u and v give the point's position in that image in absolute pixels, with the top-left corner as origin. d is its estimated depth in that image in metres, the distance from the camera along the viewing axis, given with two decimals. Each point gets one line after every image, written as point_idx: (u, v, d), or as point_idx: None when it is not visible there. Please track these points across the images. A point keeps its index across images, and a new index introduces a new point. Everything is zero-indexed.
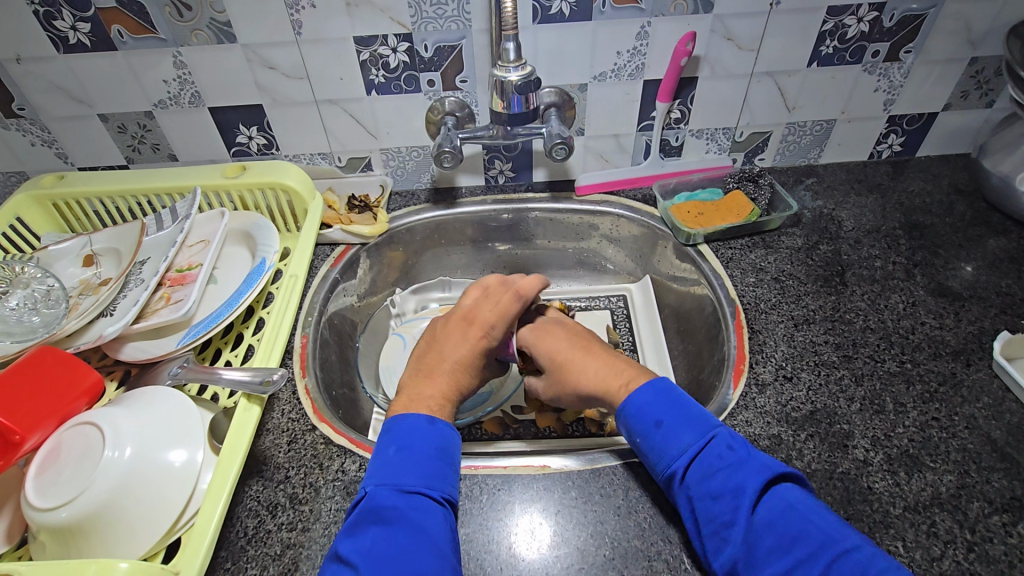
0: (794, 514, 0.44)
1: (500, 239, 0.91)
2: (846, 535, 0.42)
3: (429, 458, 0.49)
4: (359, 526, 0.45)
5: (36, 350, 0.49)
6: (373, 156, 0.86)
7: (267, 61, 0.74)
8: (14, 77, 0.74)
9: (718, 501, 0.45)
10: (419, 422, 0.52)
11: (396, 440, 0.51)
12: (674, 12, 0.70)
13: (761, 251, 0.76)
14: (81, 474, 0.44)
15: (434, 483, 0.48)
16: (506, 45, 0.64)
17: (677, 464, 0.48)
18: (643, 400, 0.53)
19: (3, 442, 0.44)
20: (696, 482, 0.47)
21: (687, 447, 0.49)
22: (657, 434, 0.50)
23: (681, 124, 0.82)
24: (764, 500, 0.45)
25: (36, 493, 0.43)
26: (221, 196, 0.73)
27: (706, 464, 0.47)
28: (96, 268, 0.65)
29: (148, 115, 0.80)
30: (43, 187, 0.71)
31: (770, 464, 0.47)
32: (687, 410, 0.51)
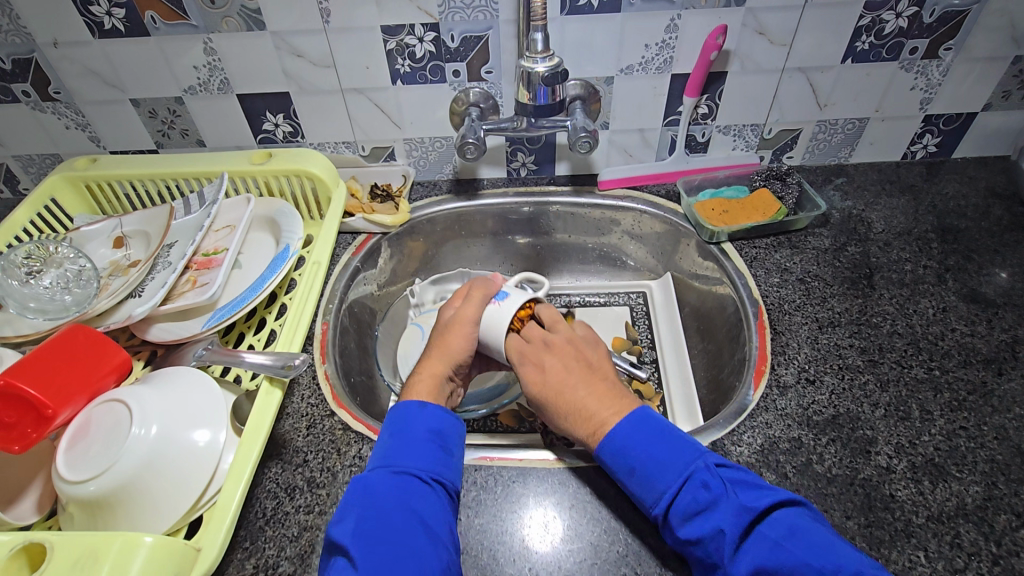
0: (781, 553, 0.41)
1: (520, 232, 0.91)
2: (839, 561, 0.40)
3: (421, 441, 0.51)
4: (347, 512, 0.46)
5: (67, 329, 0.51)
6: (396, 145, 0.86)
7: (295, 49, 0.75)
8: (50, 60, 0.77)
9: (699, 547, 0.43)
10: (409, 408, 0.53)
11: (391, 426, 0.52)
12: (706, 5, 0.69)
13: (786, 251, 0.74)
14: (109, 451, 0.45)
15: (422, 464, 0.49)
16: (535, 34, 0.63)
17: (656, 510, 0.46)
18: (616, 443, 0.50)
19: (37, 415, 0.45)
20: (677, 528, 0.45)
21: (663, 494, 0.46)
22: (633, 481, 0.48)
23: (709, 119, 0.81)
24: (746, 542, 0.43)
25: (67, 466, 0.44)
26: (247, 182, 0.73)
27: (683, 508, 0.45)
28: (125, 250, 0.66)
29: (178, 100, 0.82)
30: (77, 169, 0.72)
31: (745, 501, 0.44)
32: (664, 442, 0.49)
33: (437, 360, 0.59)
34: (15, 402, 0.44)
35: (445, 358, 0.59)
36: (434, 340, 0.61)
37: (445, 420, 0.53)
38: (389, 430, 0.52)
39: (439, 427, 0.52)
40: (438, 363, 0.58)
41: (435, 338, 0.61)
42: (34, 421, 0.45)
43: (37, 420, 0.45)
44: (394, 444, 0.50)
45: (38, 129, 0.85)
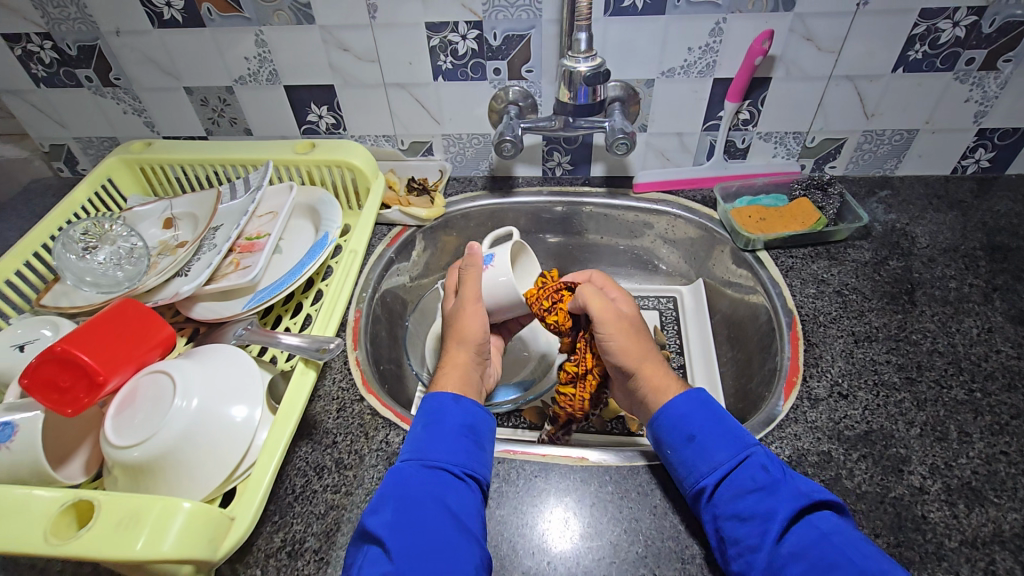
0: (826, 544, 0.42)
1: (552, 231, 0.91)
2: (886, 569, 0.40)
3: (456, 436, 0.52)
4: (382, 502, 0.47)
5: (119, 302, 0.53)
6: (434, 141, 0.87)
7: (341, 43, 0.77)
8: (113, 48, 0.81)
9: (746, 523, 0.45)
10: (443, 400, 0.54)
11: (425, 417, 0.53)
12: (752, 9, 0.68)
13: (824, 262, 0.73)
14: (153, 419, 0.47)
15: (455, 459, 0.50)
16: (578, 35, 0.64)
17: (707, 480, 0.48)
18: (677, 412, 0.52)
19: (88, 381, 0.47)
20: (725, 501, 0.47)
21: (719, 465, 0.48)
22: (688, 448, 0.50)
23: (750, 125, 0.80)
24: (795, 527, 0.44)
25: (114, 431, 0.47)
26: (291, 171, 0.75)
27: (736, 484, 0.47)
28: (174, 231, 0.69)
29: (229, 90, 0.85)
30: (133, 152, 0.76)
31: (804, 489, 0.46)
32: (722, 425, 0.51)
33: (463, 350, 0.61)
34: (69, 368, 0.47)
35: (464, 344, 0.61)
36: (447, 332, 0.63)
37: (478, 414, 0.54)
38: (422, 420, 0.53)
39: (472, 422, 0.53)
40: (460, 351, 0.60)
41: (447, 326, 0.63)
42: (86, 387, 0.47)
43: (90, 386, 0.48)
44: (429, 435, 0.52)
45: (98, 113, 0.90)
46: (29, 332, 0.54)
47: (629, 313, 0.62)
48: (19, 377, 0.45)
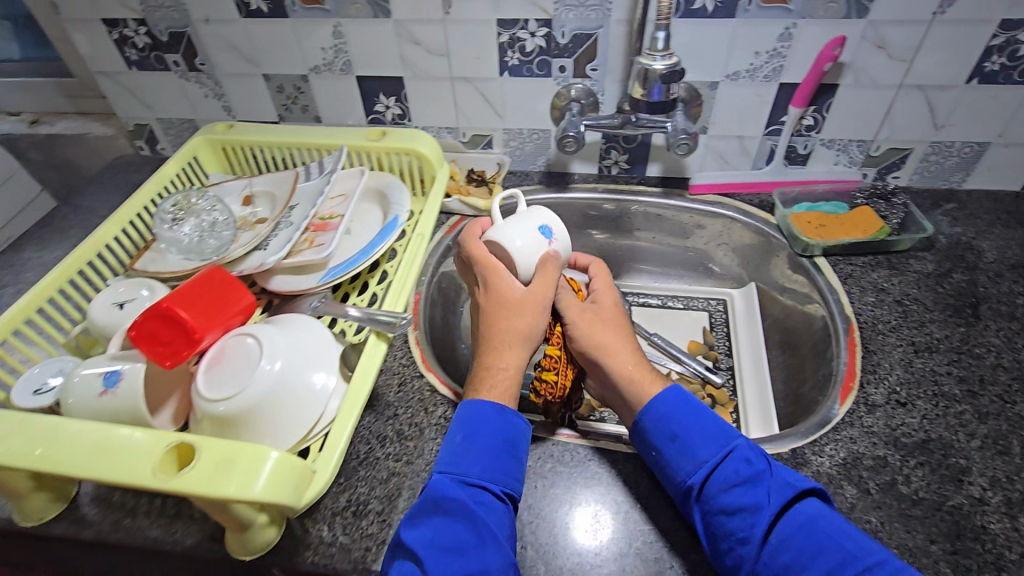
0: (813, 529, 0.44)
1: (604, 228, 0.92)
2: (871, 549, 0.43)
3: (496, 449, 0.50)
4: (420, 516, 0.46)
5: (205, 270, 0.57)
6: (495, 135, 0.90)
7: (413, 37, 0.80)
8: (201, 35, 0.86)
9: (735, 517, 0.46)
10: (484, 410, 0.52)
11: (464, 427, 0.52)
12: (825, 15, 0.68)
13: (884, 272, 0.72)
14: (242, 377, 0.50)
15: (495, 476, 0.49)
16: (658, 33, 0.65)
17: (694, 478, 0.49)
18: (660, 410, 0.53)
19: (187, 338, 0.51)
20: (714, 497, 0.47)
21: (704, 462, 0.49)
22: (672, 447, 0.51)
23: (813, 132, 0.79)
24: (781, 517, 0.46)
25: (206, 386, 0.51)
26: (362, 157, 0.78)
27: (723, 478, 0.48)
28: (253, 208, 0.73)
29: (303, 78, 0.89)
30: (216, 133, 0.80)
31: (788, 480, 0.48)
32: (704, 420, 0.52)
33: (513, 351, 0.56)
34: (170, 325, 0.51)
35: (527, 348, 0.56)
36: (499, 326, 0.57)
37: (518, 427, 0.53)
38: (464, 430, 0.52)
39: (512, 434, 0.52)
40: (517, 354, 0.56)
41: (496, 319, 0.57)
42: (184, 343, 0.51)
43: (187, 342, 0.51)
44: (467, 447, 0.50)
45: (181, 96, 0.95)
46: (129, 293, 0.59)
47: (603, 307, 0.62)
48: (129, 328, 0.50)
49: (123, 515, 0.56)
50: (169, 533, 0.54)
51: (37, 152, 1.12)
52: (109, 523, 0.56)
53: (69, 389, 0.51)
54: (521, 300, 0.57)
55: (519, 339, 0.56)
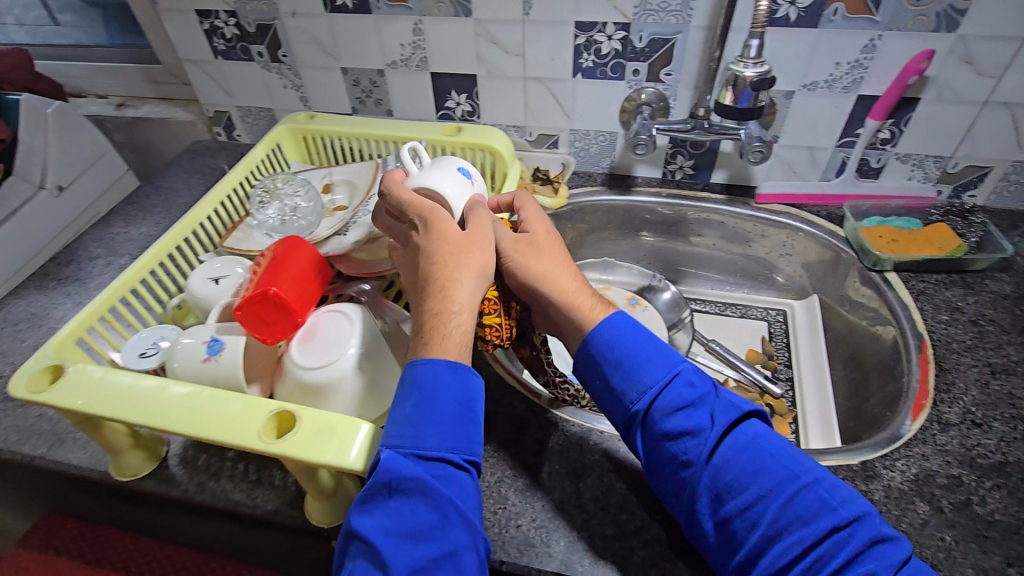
0: (754, 449, 0.47)
1: (664, 233, 0.93)
2: (807, 467, 0.47)
3: (453, 418, 0.45)
4: (376, 500, 0.43)
5: (292, 242, 0.58)
6: (561, 135, 0.91)
7: (491, 36, 0.82)
8: (287, 28, 0.90)
9: (680, 440, 0.48)
10: (437, 373, 0.46)
11: (414, 394, 0.45)
12: (912, 28, 0.67)
13: (959, 290, 0.71)
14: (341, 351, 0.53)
15: (453, 446, 0.45)
16: (751, 41, 0.65)
17: (639, 404, 0.50)
18: (604, 336, 0.52)
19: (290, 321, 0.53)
20: (659, 422, 0.49)
21: (649, 387, 0.50)
22: (617, 373, 0.51)
23: (888, 145, 0.79)
24: (724, 438, 0.48)
25: (304, 356, 0.53)
26: (436, 151, 0.81)
27: (669, 402, 0.49)
28: (332, 196, 0.76)
29: (379, 73, 0.92)
30: (298, 122, 0.84)
31: (730, 403, 0.50)
32: (649, 346, 0.52)
33: (469, 288, 0.49)
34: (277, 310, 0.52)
35: (481, 280, 0.50)
36: (439, 262, 0.49)
37: (474, 386, 0.47)
38: (413, 395, 0.45)
39: (469, 396, 0.47)
40: (472, 289, 0.49)
41: (439, 257, 0.49)
42: (287, 323, 0.53)
43: (289, 321, 0.53)
44: (421, 418, 0.44)
45: (261, 85, 1.00)
46: (225, 269, 0.62)
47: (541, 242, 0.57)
48: (235, 313, 0.52)
49: (208, 478, 0.58)
50: (251, 498, 0.56)
51: (121, 134, 1.18)
52: (195, 484, 0.57)
53: (173, 354, 0.54)
54: (465, 238, 0.51)
55: (468, 274, 0.49)
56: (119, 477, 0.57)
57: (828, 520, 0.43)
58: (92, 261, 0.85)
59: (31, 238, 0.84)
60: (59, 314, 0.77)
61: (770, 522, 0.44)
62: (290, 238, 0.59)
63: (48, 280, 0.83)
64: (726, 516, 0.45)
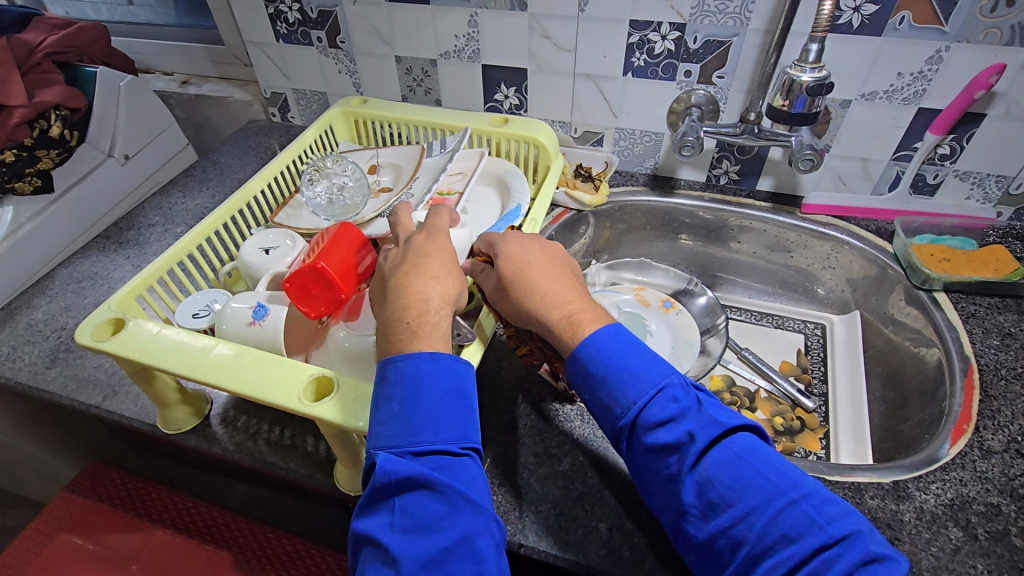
0: (740, 464, 0.43)
1: (703, 237, 0.92)
2: (798, 483, 0.42)
3: (444, 406, 0.44)
4: (381, 500, 0.41)
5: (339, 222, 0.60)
6: (606, 133, 0.91)
7: (545, 32, 0.83)
8: (347, 15, 0.93)
9: (662, 457, 0.44)
10: (420, 365, 0.45)
11: (401, 390, 0.44)
12: (983, 41, 0.65)
13: (1013, 315, 0.68)
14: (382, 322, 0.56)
15: (450, 434, 0.44)
16: (811, 45, 0.64)
17: (624, 420, 0.47)
18: (592, 349, 0.50)
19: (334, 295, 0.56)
20: (643, 440, 0.45)
21: (633, 402, 0.46)
22: (602, 388, 0.48)
23: (947, 161, 0.76)
24: (709, 452, 0.44)
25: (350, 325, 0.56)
26: (482, 141, 0.82)
27: (653, 417, 0.45)
28: (377, 176, 0.79)
29: (432, 63, 0.94)
30: (352, 105, 0.87)
31: (716, 416, 0.45)
32: (637, 357, 0.49)
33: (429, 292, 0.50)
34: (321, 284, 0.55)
35: (443, 288, 0.51)
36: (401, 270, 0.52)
37: (461, 372, 0.46)
38: (398, 392, 0.44)
39: (458, 383, 0.46)
40: (432, 294, 0.50)
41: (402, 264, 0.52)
42: (333, 298, 0.56)
43: (337, 294, 0.56)
44: (409, 412, 0.43)
45: (318, 69, 1.03)
46: (276, 240, 0.65)
47: (508, 258, 0.57)
48: (285, 280, 0.54)
49: (246, 439, 0.60)
50: (285, 462, 0.58)
51: (182, 110, 1.24)
52: (234, 444, 0.59)
53: (222, 317, 0.56)
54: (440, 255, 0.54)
55: (430, 280, 0.51)
56: (165, 430, 0.60)
57: (815, 539, 0.39)
58: (151, 228, 0.90)
59: (97, 201, 0.89)
60: (118, 274, 0.81)
61: (755, 540, 0.40)
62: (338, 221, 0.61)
63: (110, 243, 0.88)
64: (711, 533, 0.42)
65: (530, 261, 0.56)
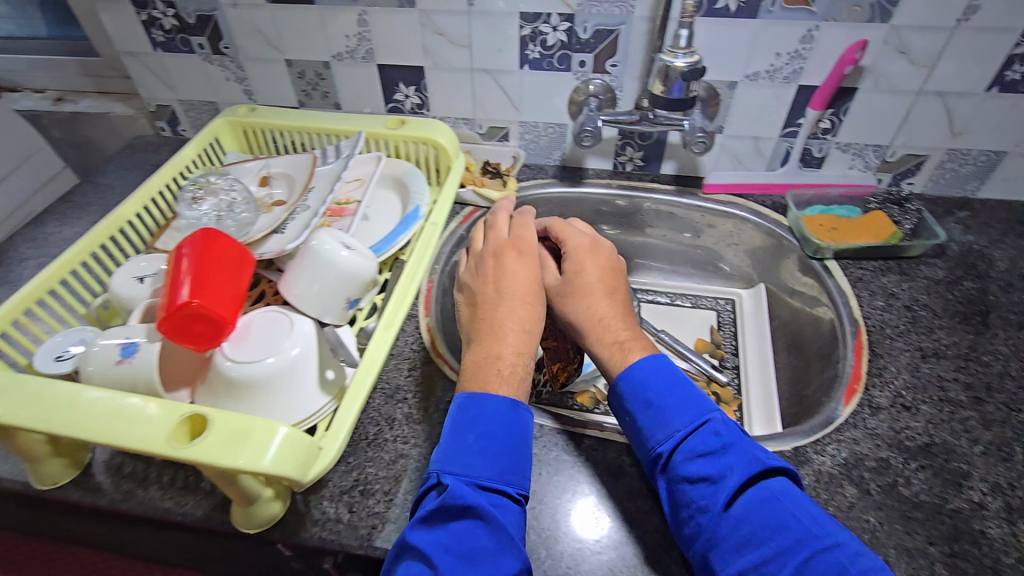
0: (774, 505, 0.45)
1: (616, 224, 0.93)
2: (832, 531, 0.43)
3: (508, 450, 0.49)
4: (437, 520, 0.45)
5: (217, 245, 0.56)
6: (511, 127, 0.91)
7: (437, 28, 0.81)
8: (227, 19, 0.87)
9: (696, 487, 0.47)
10: (501, 406, 0.51)
11: (478, 427, 0.50)
12: (849, 18, 0.68)
13: (895, 277, 0.72)
14: (267, 347, 0.53)
15: (511, 477, 0.48)
16: (681, 31, 0.65)
17: (663, 447, 0.50)
18: (637, 377, 0.53)
19: (216, 326, 0.52)
20: (679, 466, 0.48)
21: (674, 431, 0.50)
22: (646, 414, 0.52)
23: (829, 135, 0.80)
24: (745, 490, 0.46)
25: (232, 351, 0.53)
26: (379, 144, 0.80)
27: (692, 448, 0.49)
28: (269, 189, 0.75)
29: (325, 65, 0.90)
30: (239, 115, 0.82)
31: (757, 456, 0.48)
32: (685, 393, 0.52)
33: (512, 335, 0.56)
34: (199, 316, 0.50)
35: (526, 332, 0.57)
36: (487, 316, 0.58)
37: (528, 421, 0.52)
38: (474, 427, 0.50)
39: (523, 430, 0.51)
40: (518, 339, 0.56)
41: (488, 309, 0.59)
42: (215, 330, 0.52)
43: (219, 326, 0.52)
44: (482, 447, 0.48)
45: (203, 79, 0.97)
46: (152, 267, 0.60)
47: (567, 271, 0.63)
48: (161, 323, 0.50)
49: (136, 485, 0.55)
50: (180, 505, 0.54)
51: (59, 130, 1.13)
52: (122, 492, 0.55)
53: (88, 357, 0.51)
54: (514, 294, 0.60)
55: (514, 325, 0.57)
56: (38, 486, 0.55)
57: None
58: (23, 263, 0.82)
59: None
60: None
61: None
62: (206, 228, 0.57)
63: None
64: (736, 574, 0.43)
65: (596, 283, 0.62)
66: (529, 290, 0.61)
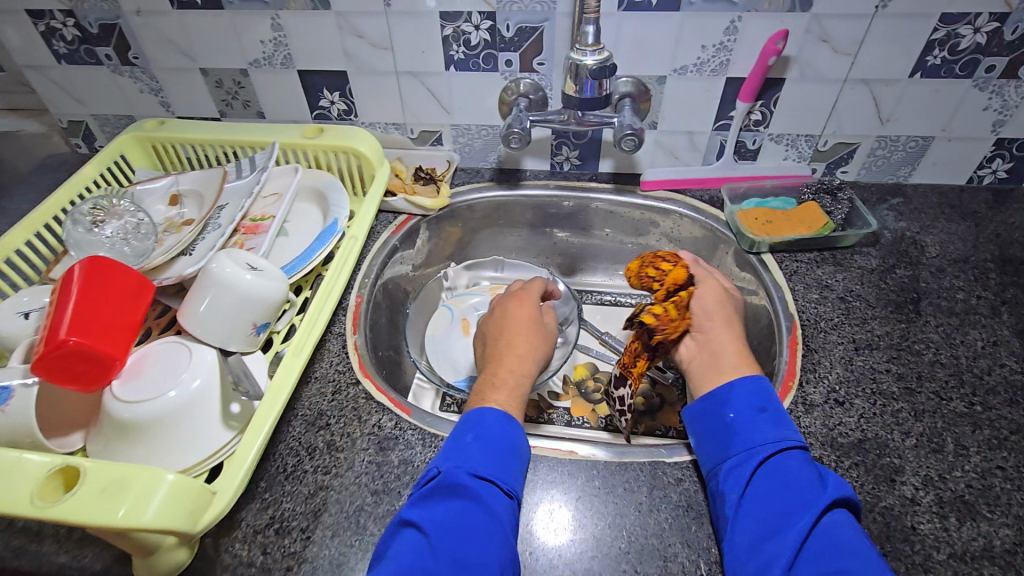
0: (854, 534, 0.43)
1: (557, 226, 0.91)
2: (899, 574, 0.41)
3: (504, 454, 0.49)
4: (430, 500, 0.46)
5: (108, 275, 0.51)
6: (443, 130, 0.88)
7: (355, 30, 0.77)
8: (133, 28, 0.82)
9: (791, 493, 0.46)
10: (498, 415, 0.51)
11: (476, 428, 0.50)
12: (769, 8, 0.67)
13: (830, 268, 0.72)
14: (161, 384, 0.49)
15: (506, 476, 0.48)
16: (585, 28, 0.63)
17: (763, 450, 0.49)
18: (746, 394, 0.53)
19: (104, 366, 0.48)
20: (777, 469, 0.47)
21: (782, 442, 0.49)
22: (757, 417, 0.51)
23: (761, 127, 0.79)
24: (831, 510, 0.44)
25: (122, 389, 0.49)
26: (298, 155, 0.76)
27: (793, 459, 0.48)
28: (179, 208, 0.71)
29: (243, 73, 0.86)
30: (146, 130, 0.77)
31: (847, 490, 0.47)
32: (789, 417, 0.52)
33: (510, 360, 0.57)
34: (85, 357, 0.47)
35: (527, 361, 0.58)
36: (499, 346, 0.59)
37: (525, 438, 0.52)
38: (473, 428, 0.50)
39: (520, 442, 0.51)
40: (512, 363, 0.57)
41: (500, 337, 0.60)
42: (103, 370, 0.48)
43: (108, 366, 0.48)
44: (478, 443, 0.49)
45: (115, 92, 0.91)
46: (36, 301, 0.56)
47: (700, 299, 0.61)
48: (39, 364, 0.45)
49: (28, 541, 0.51)
50: (77, 559, 0.49)
51: None
52: (13, 549, 0.50)
53: None
54: (527, 329, 0.60)
55: (514, 352, 0.58)
56: None
57: None
58: None
59: None
60: None
61: None
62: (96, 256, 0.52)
63: None
64: None
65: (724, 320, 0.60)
66: (528, 319, 0.62)
